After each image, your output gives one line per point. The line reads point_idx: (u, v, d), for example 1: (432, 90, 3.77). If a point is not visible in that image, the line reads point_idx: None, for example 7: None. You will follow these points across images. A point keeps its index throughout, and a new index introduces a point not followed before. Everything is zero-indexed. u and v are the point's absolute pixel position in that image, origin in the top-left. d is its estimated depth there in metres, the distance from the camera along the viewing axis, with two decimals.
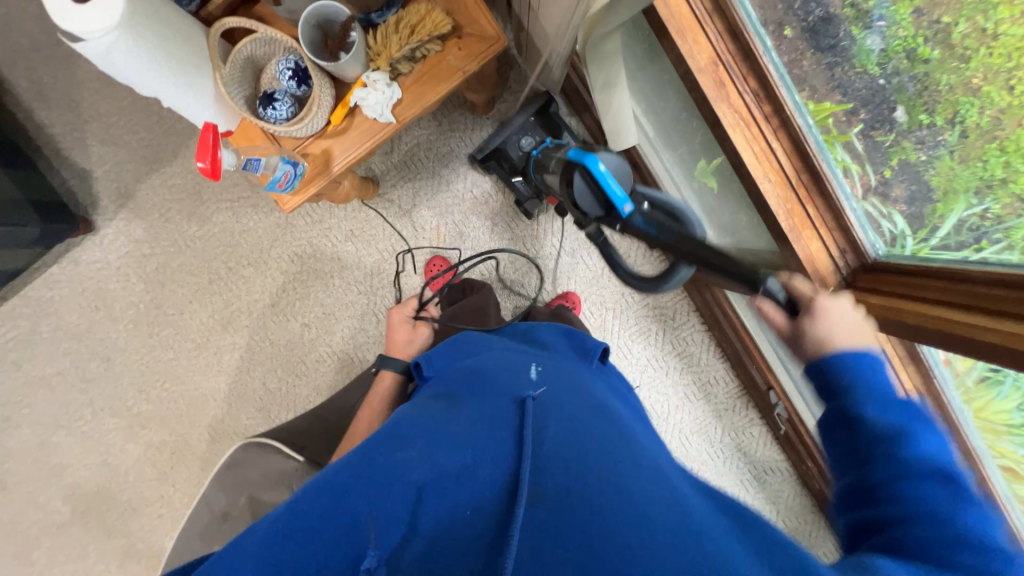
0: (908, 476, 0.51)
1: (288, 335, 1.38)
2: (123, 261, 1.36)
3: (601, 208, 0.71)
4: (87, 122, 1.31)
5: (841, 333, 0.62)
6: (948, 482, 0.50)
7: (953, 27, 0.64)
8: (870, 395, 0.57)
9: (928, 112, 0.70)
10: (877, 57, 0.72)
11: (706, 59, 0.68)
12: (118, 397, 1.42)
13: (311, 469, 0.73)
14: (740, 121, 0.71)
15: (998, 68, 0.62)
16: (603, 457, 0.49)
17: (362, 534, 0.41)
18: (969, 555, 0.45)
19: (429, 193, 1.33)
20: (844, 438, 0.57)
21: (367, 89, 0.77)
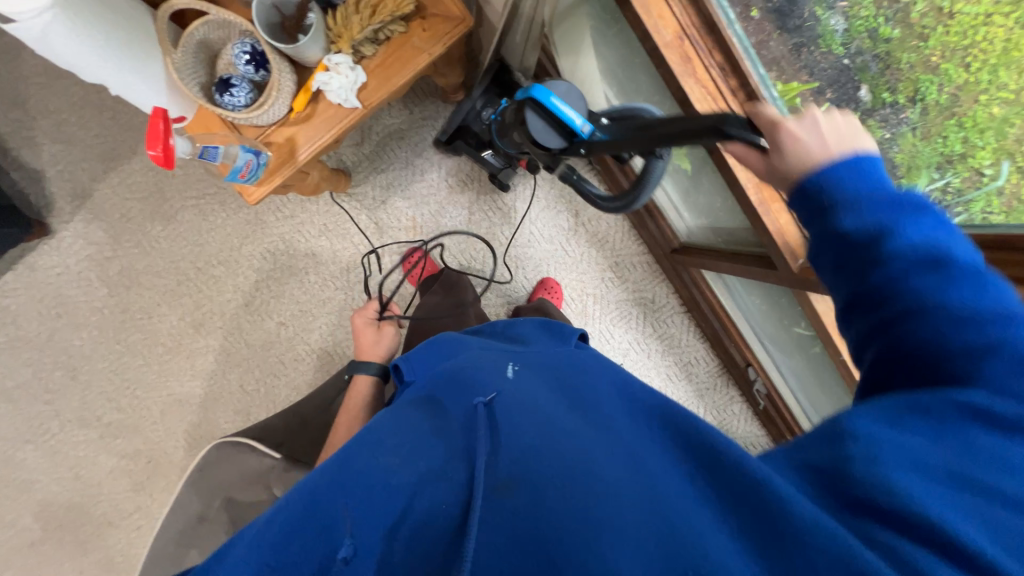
0: (899, 279, 0.46)
1: (264, 334, 1.35)
2: (83, 264, 1.30)
3: (563, 139, 0.68)
4: (37, 119, 1.24)
5: (818, 145, 0.51)
6: (939, 270, 0.46)
7: (912, 7, 0.71)
8: (855, 200, 0.49)
9: (891, 91, 0.76)
10: (841, 38, 0.76)
11: (671, 34, 0.69)
12: (86, 407, 1.37)
13: (290, 466, 0.71)
14: (707, 96, 0.70)
15: (953, 47, 0.70)
16: (568, 436, 0.44)
17: (336, 529, 0.39)
18: (961, 336, 0.43)
19: (403, 183, 1.30)
20: (831, 258, 0.51)
21: (329, 73, 0.75)
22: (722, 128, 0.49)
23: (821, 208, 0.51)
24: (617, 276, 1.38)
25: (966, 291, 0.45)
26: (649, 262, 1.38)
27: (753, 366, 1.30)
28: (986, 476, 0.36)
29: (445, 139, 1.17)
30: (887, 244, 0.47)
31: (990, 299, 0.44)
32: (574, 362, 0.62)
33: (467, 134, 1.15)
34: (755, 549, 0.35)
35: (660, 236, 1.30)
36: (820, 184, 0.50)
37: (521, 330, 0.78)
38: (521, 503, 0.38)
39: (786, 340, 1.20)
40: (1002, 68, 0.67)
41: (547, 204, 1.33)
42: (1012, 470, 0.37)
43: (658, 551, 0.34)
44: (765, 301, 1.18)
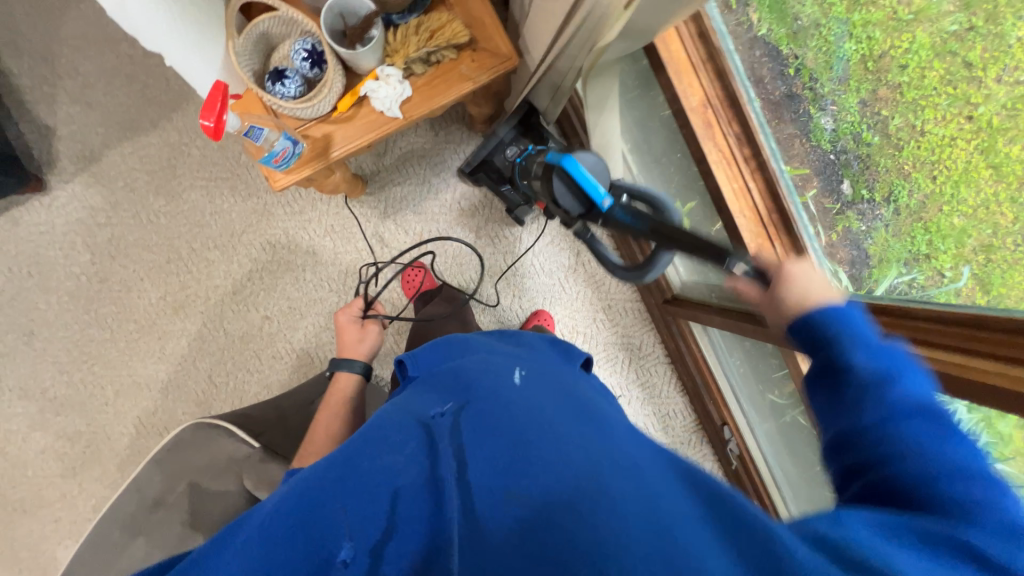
0: (893, 415, 0.48)
1: (246, 326, 1.31)
2: (71, 227, 1.26)
3: (581, 206, 0.77)
4: (61, 79, 1.24)
5: (814, 289, 0.60)
6: (925, 421, 0.47)
7: (891, 119, 0.68)
8: (856, 342, 0.54)
9: (869, 189, 0.72)
10: (828, 136, 0.75)
11: (698, 101, 0.82)
12: (33, 377, 1.27)
13: (265, 457, 0.68)
14: (723, 158, 0.84)
15: (922, 160, 0.66)
16: (573, 449, 0.43)
17: (332, 533, 0.39)
18: (953, 488, 0.43)
19: (416, 199, 1.33)
20: (825, 392, 0.54)
21: (379, 82, 0.80)
22: (720, 256, 0.61)
23: (822, 345, 0.56)
24: (608, 319, 1.41)
25: (951, 450, 0.46)
26: (640, 310, 1.43)
27: (729, 426, 1.32)
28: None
29: (467, 170, 1.20)
30: (870, 389, 0.50)
31: (972, 462, 0.45)
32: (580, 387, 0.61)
33: (488, 166, 1.19)
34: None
35: (655, 285, 1.35)
36: (810, 327, 0.57)
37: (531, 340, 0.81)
38: (520, 510, 0.38)
39: (763, 404, 1.23)
40: (964, 184, 0.63)
41: (552, 239, 1.38)
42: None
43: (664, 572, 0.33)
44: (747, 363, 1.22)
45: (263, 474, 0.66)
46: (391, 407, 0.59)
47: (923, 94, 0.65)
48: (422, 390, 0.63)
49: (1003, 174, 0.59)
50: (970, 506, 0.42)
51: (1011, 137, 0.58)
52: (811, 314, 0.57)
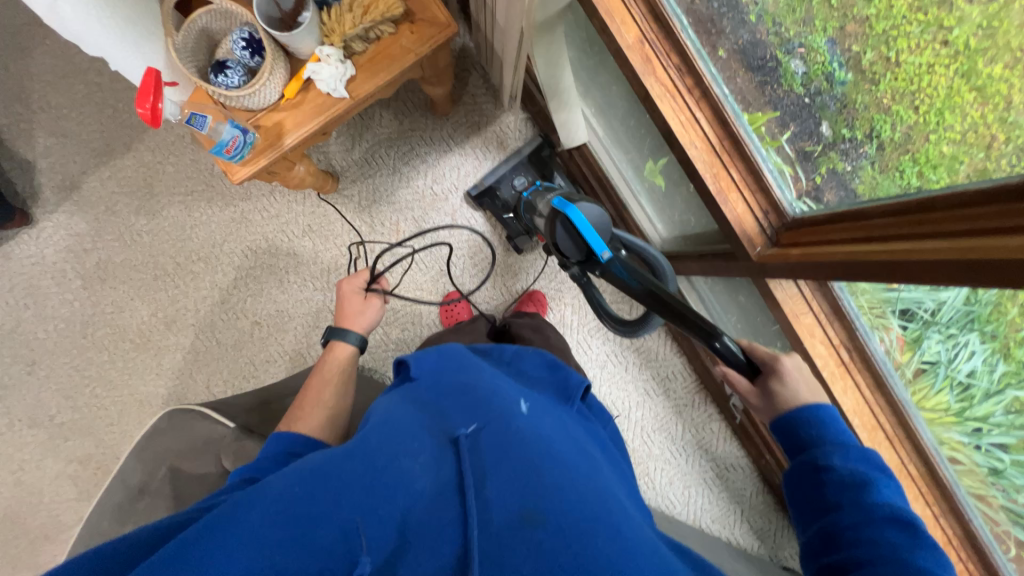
0: (871, 516, 0.56)
1: (238, 334, 1.32)
2: (60, 255, 1.29)
3: (582, 255, 0.72)
4: (36, 113, 1.28)
5: (803, 392, 0.67)
6: (901, 531, 0.55)
7: (863, 55, 0.66)
8: (838, 447, 0.64)
9: (849, 127, 0.71)
10: (800, 79, 0.74)
11: (633, 38, 0.80)
12: (40, 405, 1.30)
13: (242, 436, 0.69)
14: (665, 93, 0.82)
15: (902, 92, 0.63)
16: (581, 493, 0.48)
17: (353, 541, 0.41)
18: None
19: (389, 189, 1.34)
20: (811, 495, 0.62)
21: (320, 63, 0.80)
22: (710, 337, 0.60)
23: (811, 454, 0.65)
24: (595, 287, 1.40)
25: (924, 554, 0.53)
26: None
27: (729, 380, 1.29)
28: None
29: (474, 194, 1.29)
30: (849, 493, 0.59)
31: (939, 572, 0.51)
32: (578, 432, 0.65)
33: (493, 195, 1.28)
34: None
35: None
36: (796, 427, 0.67)
37: (528, 367, 0.81)
38: (543, 537, 0.42)
39: None
40: (948, 111, 0.59)
41: None
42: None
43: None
44: (739, 313, 1.18)
45: (241, 452, 0.67)
46: (389, 411, 0.59)
47: (893, 25, 0.62)
48: (420, 392, 0.63)
49: (987, 95, 0.56)
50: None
51: (990, 57, 0.54)
52: (799, 415, 0.67)
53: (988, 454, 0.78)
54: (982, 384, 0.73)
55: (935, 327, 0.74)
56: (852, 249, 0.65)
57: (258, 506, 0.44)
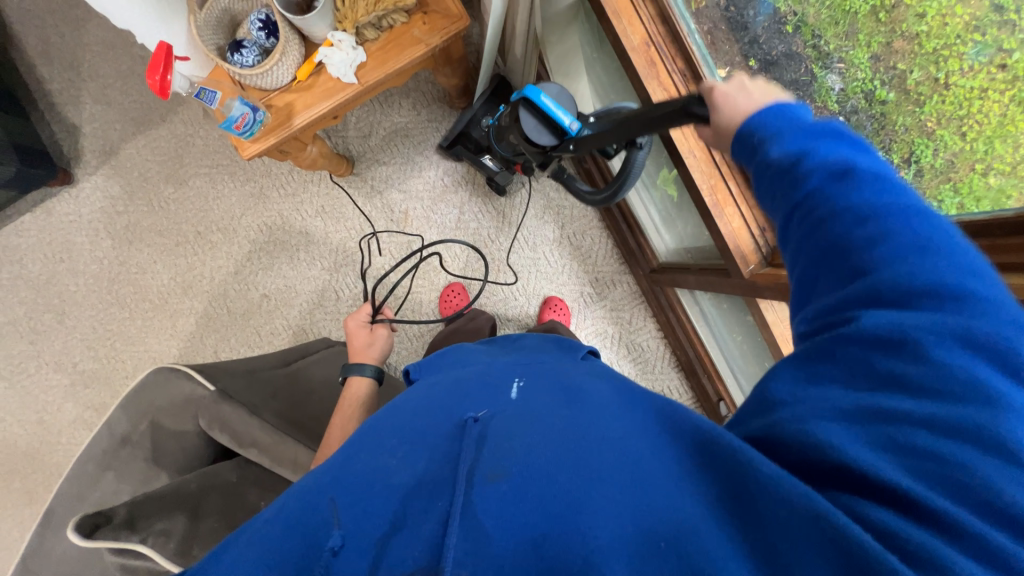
0: (818, 194, 0.44)
1: (247, 304, 1.38)
2: (95, 215, 1.39)
3: (553, 136, 0.75)
4: (85, 81, 1.37)
5: (744, 104, 0.52)
6: (845, 181, 0.44)
7: (909, 74, 0.69)
8: (779, 131, 0.48)
9: (885, 150, 0.72)
10: (836, 96, 0.75)
11: (638, 40, 0.83)
12: (65, 352, 1.40)
13: (219, 399, 0.72)
14: (669, 99, 0.84)
15: (948, 115, 0.66)
16: (564, 435, 0.45)
17: (323, 524, 0.39)
18: (882, 251, 0.40)
19: (402, 177, 1.37)
20: (762, 191, 0.50)
21: (332, 48, 0.83)
22: (687, 107, 0.53)
23: (750, 151, 0.50)
24: (598, 292, 1.39)
25: (866, 193, 0.43)
26: (630, 283, 1.39)
27: (725, 402, 1.26)
28: (914, 409, 0.34)
29: (447, 144, 1.26)
30: (798, 169, 0.46)
31: (903, 215, 0.41)
32: (571, 375, 0.61)
33: (467, 139, 1.24)
34: (710, 509, 0.38)
35: (640, 254, 1.32)
36: (742, 136, 0.51)
37: (527, 343, 0.84)
38: (515, 487, 0.41)
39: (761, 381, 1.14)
40: (999, 140, 0.62)
41: (538, 214, 1.38)
42: (942, 388, 0.35)
43: (639, 532, 0.37)
44: (743, 336, 1.14)
45: (217, 415, 0.70)
46: (378, 414, 0.57)
47: (945, 44, 0.65)
48: (419, 389, 0.63)
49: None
50: (905, 268, 0.39)
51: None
52: (745, 123, 0.50)
53: None
54: None
55: None
56: None
57: (248, 527, 0.43)
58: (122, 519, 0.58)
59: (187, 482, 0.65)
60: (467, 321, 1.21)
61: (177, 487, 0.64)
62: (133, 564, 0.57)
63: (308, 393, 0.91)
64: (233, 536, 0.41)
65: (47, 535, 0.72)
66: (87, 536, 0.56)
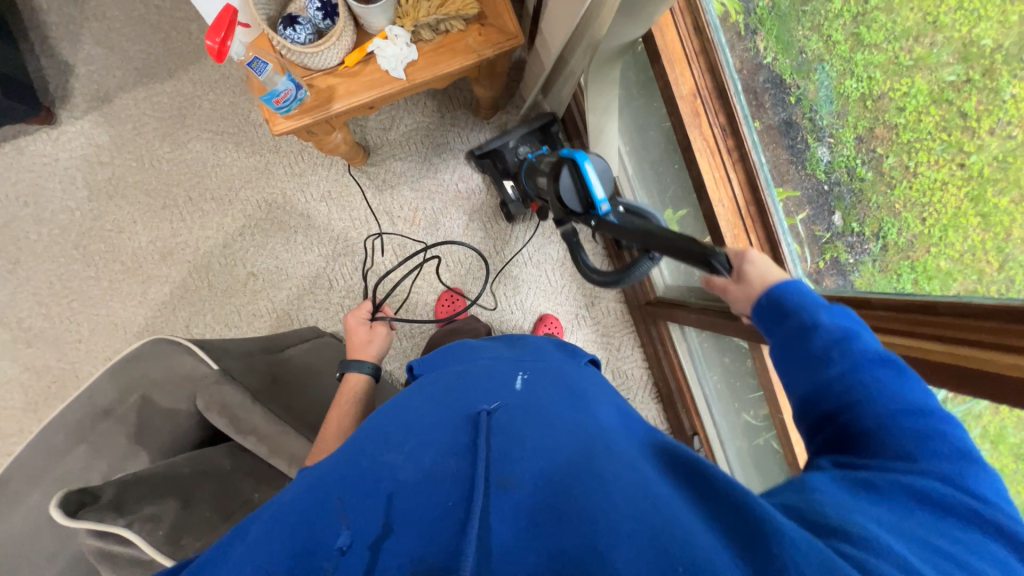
0: (858, 370, 0.45)
1: (231, 280, 1.31)
2: (74, 162, 1.28)
3: (580, 206, 0.71)
4: (88, 20, 1.28)
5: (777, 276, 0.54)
6: (885, 369, 0.45)
7: (885, 158, 0.70)
8: (821, 305, 0.50)
9: (859, 223, 0.75)
10: (824, 166, 0.80)
11: (687, 89, 0.91)
12: (12, 305, 1.26)
13: (220, 380, 0.69)
14: (706, 149, 0.92)
15: (913, 201, 0.67)
16: (564, 450, 0.46)
17: (330, 525, 0.41)
18: (909, 431, 0.42)
19: (416, 175, 1.36)
20: (792, 353, 0.50)
21: (386, 41, 0.83)
22: (708, 258, 0.53)
23: (789, 315, 0.51)
24: (591, 316, 1.42)
25: (903, 387, 0.44)
26: (623, 311, 1.44)
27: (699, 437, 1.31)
28: (949, 548, 0.35)
29: (477, 155, 1.25)
30: (838, 345, 0.47)
31: (927, 406, 0.44)
32: (579, 385, 0.62)
33: (496, 158, 1.25)
34: (719, 523, 0.37)
35: (638, 286, 1.36)
36: (774, 301, 0.52)
37: (530, 341, 0.82)
38: (525, 497, 0.42)
39: (736, 423, 1.21)
40: (952, 229, 0.63)
41: (545, 232, 1.40)
42: (965, 540, 0.36)
43: (653, 539, 0.35)
44: (724, 379, 1.21)
45: (218, 396, 0.67)
46: (384, 410, 0.58)
47: (918, 137, 0.65)
48: (422, 387, 0.62)
49: (990, 223, 0.58)
50: (936, 463, 0.40)
51: (999, 189, 0.57)
52: (783, 291, 0.52)
53: None
54: None
55: None
56: None
57: (256, 524, 0.44)
58: (111, 498, 0.54)
59: (180, 465, 0.61)
60: (467, 322, 1.21)
61: (169, 470, 0.60)
62: (112, 550, 0.52)
63: (301, 383, 0.87)
64: (243, 530, 0.43)
65: None
66: (70, 515, 0.51)
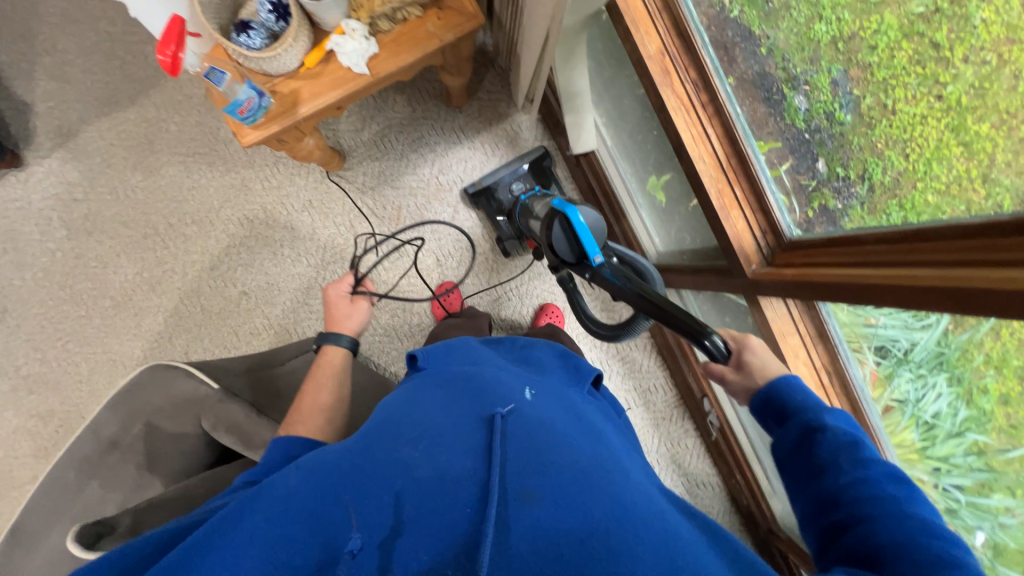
0: (871, 481, 0.51)
1: (223, 302, 1.30)
2: (47, 203, 1.26)
3: (573, 256, 0.73)
4: (41, 55, 1.25)
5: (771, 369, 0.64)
6: (898, 484, 0.51)
7: (863, 99, 0.70)
8: (825, 408, 0.60)
9: (844, 166, 0.76)
10: (803, 115, 0.80)
11: (655, 49, 0.87)
12: (6, 354, 1.25)
13: (221, 396, 0.69)
14: (681, 105, 0.88)
15: (894, 138, 0.68)
16: (578, 467, 0.46)
17: (341, 528, 0.42)
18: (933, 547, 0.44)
19: (395, 173, 1.34)
20: (798, 458, 0.57)
21: (344, 37, 0.82)
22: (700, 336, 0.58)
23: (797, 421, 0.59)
24: None
25: (911, 495, 0.49)
26: None
27: (707, 398, 1.33)
28: None
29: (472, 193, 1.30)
30: (844, 447, 0.54)
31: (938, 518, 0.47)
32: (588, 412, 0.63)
33: (490, 196, 1.30)
34: None
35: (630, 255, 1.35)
36: (777, 398, 0.62)
37: (536, 355, 0.78)
38: (545, 515, 0.40)
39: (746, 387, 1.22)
40: (936, 162, 0.63)
41: None
42: None
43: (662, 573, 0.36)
44: None
45: (222, 413, 0.67)
46: (391, 404, 0.58)
47: (893, 74, 0.66)
48: (426, 381, 0.62)
49: (974, 151, 0.59)
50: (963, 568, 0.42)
51: (979, 115, 0.58)
52: (786, 382, 0.63)
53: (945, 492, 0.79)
54: (946, 425, 0.75)
55: (906, 366, 0.77)
56: (852, 271, 0.66)
57: (261, 499, 0.45)
58: (126, 528, 0.54)
59: (193, 486, 0.61)
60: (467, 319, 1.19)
61: (183, 492, 0.60)
62: None
63: None
64: (252, 498, 0.45)
65: (15, 556, 0.64)
66: (90, 547, 0.51)
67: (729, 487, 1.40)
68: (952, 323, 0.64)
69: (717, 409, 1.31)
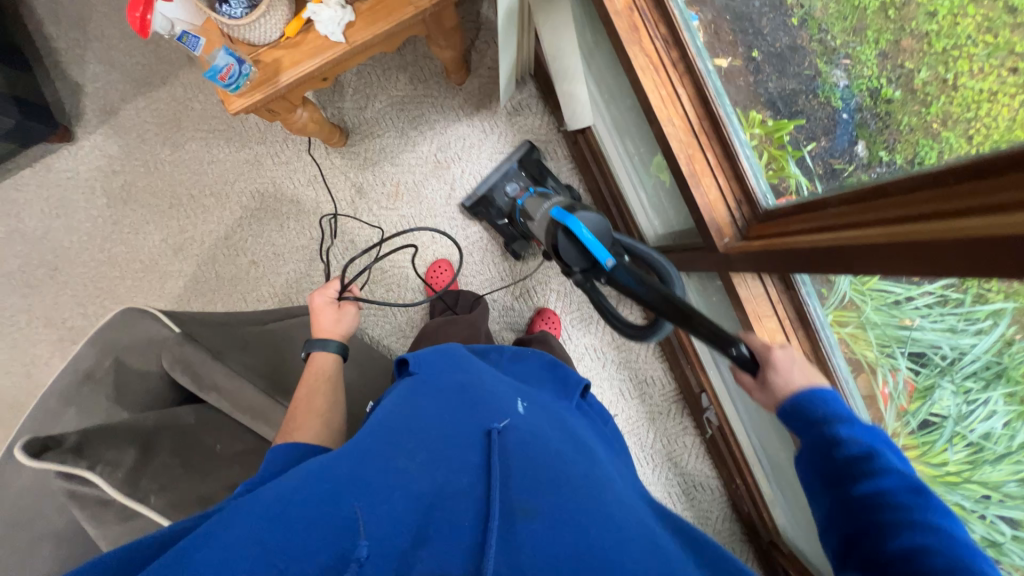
0: (885, 498, 0.50)
1: (235, 269, 1.39)
2: (92, 174, 1.40)
3: (585, 263, 0.72)
4: (90, 41, 1.40)
5: (797, 377, 0.60)
6: (912, 494, 0.49)
7: (917, 73, 0.53)
8: (843, 417, 0.57)
9: (889, 151, 0.57)
10: (841, 93, 0.63)
11: (622, 4, 0.80)
12: (55, 307, 1.41)
13: (185, 341, 0.73)
14: (650, 64, 0.82)
15: (957, 117, 0.50)
16: (578, 486, 0.48)
17: (347, 531, 0.41)
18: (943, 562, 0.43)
19: (396, 150, 1.37)
20: (842, 501, 0.53)
21: (320, 5, 0.83)
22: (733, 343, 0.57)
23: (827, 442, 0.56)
24: None
25: (936, 515, 0.47)
26: None
27: (706, 393, 1.24)
28: None
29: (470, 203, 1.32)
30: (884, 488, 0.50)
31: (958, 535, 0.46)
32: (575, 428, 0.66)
33: (489, 203, 1.31)
34: None
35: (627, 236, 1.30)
36: (800, 410, 0.59)
37: (525, 371, 0.83)
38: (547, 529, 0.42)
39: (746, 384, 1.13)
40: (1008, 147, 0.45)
41: None
42: None
43: None
44: None
45: (182, 356, 0.72)
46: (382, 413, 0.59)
47: (957, 44, 0.49)
48: (408, 392, 0.63)
49: None
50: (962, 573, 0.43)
51: None
52: (806, 392, 0.59)
53: (991, 524, 0.62)
54: (997, 448, 0.58)
55: (950, 378, 0.61)
56: (817, 238, 0.59)
57: (252, 508, 0.44)
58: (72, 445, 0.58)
59: (145, 419, 0.66)
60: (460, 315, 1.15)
61: (133, 422, 0.64)
62: (81, 492, 0.57)
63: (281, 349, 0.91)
64: (236, 511, 0.43)
65: None
66: (34, 456, 0.56)
67: (730, 493, 1.29)
68: (1018, 328, 0.51)
69: (715, 406, 1.23)
